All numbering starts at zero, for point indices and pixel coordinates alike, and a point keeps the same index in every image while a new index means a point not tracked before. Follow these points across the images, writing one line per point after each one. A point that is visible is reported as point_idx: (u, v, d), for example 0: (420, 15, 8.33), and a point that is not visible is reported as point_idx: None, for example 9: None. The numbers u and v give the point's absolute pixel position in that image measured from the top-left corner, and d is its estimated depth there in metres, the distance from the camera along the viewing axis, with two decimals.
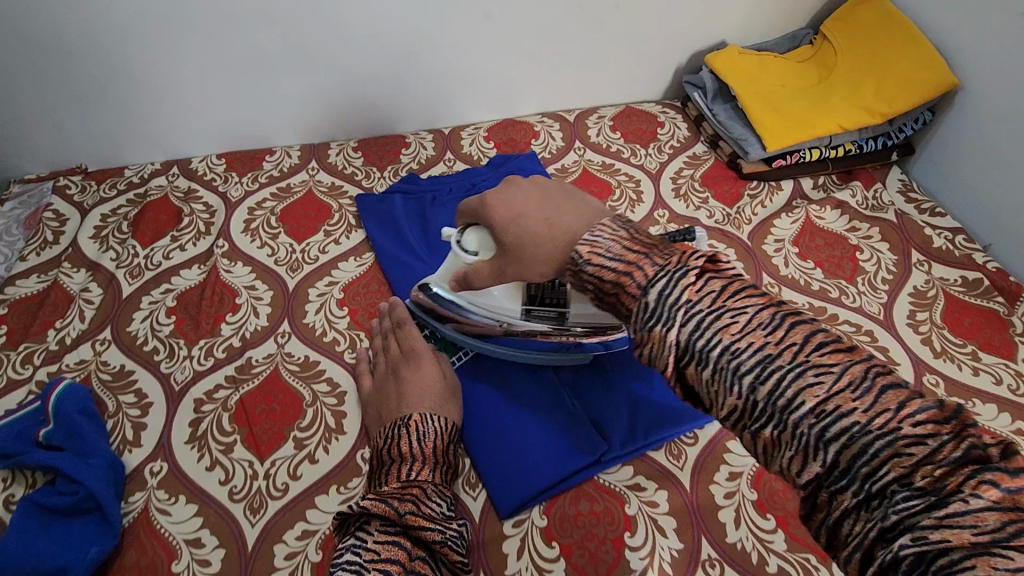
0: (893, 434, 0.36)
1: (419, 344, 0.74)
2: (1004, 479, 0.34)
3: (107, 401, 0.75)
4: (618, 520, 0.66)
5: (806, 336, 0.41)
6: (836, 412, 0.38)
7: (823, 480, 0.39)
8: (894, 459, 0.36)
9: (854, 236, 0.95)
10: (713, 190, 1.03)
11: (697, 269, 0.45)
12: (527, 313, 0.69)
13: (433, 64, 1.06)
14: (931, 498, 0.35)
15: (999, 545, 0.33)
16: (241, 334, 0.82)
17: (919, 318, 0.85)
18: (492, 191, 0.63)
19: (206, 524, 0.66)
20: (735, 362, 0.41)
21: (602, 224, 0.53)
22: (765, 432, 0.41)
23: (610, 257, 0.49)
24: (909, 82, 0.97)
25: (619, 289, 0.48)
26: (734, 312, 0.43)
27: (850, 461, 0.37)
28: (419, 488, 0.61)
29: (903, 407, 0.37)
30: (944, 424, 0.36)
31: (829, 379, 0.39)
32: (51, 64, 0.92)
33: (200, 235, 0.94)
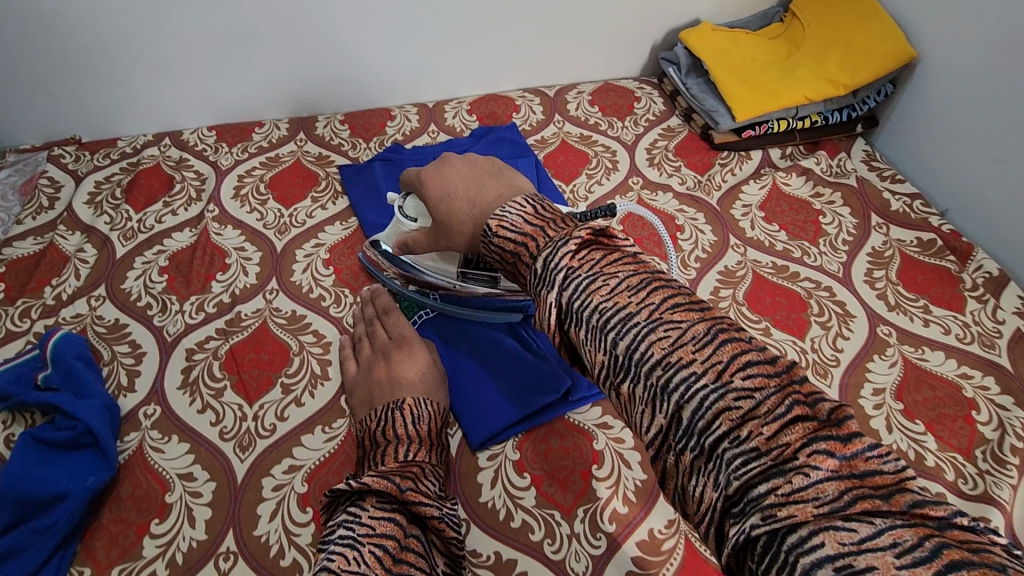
0: (724, 388, 0.38)
1: (407, 332, 0.77)
2: (838, 447, 0.34)
3: (103, 350, 0.79)
4: (585, 455, 0.71)
5: (663, 297, 0.43)
6: (679, 365, 0.39)
7: (668, 436, 0.40)
8: (726, 412, 0.37)
9: (817, 201, 1.00)
10: (685, 159, 1.07)
11: (579, 239, 0.48)
12: (463, 276, 0.76)
13: (418, 39, 1.10)
14: (768, 462, 0.35)
15: (840, 515, 0.32)
16: (231, 291, 0.86)
17: (876, 276, 0.90)
18: (428, 170, 0.69)
19: (197, 460, 0.69)
20: (602, 320, 0.43)
21: (515, 201, 0.57)
22: (625, 388, 0.42)
23: (513, 230, 0.54)
24: (870, 55, 1.03)
25: (517, 256, 0.53)
26: (606, 276, 0.45)
27: (688, 418, 0.38)
28: (417, 467, 0.61)
29: (736, 360, 0.38)
30: (772, 378, 0.37)
31: (676, 333, 0.41)
32: (44, 35, 0.95)
33: (192, 201, 0.98)
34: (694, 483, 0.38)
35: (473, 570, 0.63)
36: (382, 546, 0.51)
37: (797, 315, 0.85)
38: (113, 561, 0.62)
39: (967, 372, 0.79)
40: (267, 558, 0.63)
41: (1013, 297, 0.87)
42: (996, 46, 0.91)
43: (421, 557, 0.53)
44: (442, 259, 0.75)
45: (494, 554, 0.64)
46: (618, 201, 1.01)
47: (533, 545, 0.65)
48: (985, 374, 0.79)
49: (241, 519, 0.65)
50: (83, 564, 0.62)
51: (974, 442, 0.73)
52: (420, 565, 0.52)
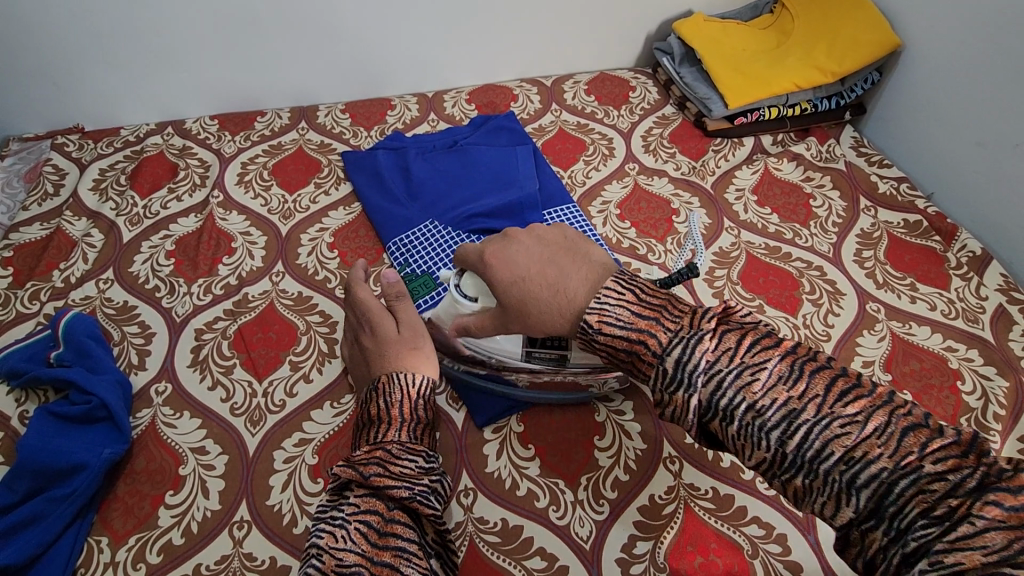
0: (916, 473, 0.41)
1: (371, 306, 0.73)
2: (1008, 498, 0.38)
3: (112, 331, 0.80)
4: (588, 427, 0.73)
5: (827, 386, 0.46)
6: (863, 459, 0.43)
7: (857, 520, 0.44)
8: (917, 496, 0.41)
9: (808, 185, 1.03)
10: (680, 146, 1.10)
11: (709, 331, 0.50)
12: (529, 355, 0.67)
13: (417, 29, 1.12)
14: (946, 524, 0.40)
15: (1008, 563, 0.37)
16: (238, 273, 0.87)
17: (865, 256, 0.93)
18: (490, 247, 0.63)
19: (209, 434, 0.71)
20: (761, 419, 0.46)
21: (607, 287, 0.55)
22: (795, 479, 0.46)
23: (620, 326, 0.53)
24: (857, 43, 1.06)
25: (634, 355, 0.53)
26: (754, 369, 0.48)
27: (878, 502, 0.42)
28: (387, 449, 0.61)
29: (923, 446, 0.42)
30: (962, 459, 0.41)
31: (854, 428, 0.44)
32: (48, 23, 0.96)
33: (196, 187, 0.99)
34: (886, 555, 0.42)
35: (480, 536, 0.65)
36: (366, 523, 0.56)
37: (790, 293, 0.88)
38: (129, 530, 0.64)
39: (952, 345, 0.82)
40: (280, 526, 0.65)
41: (995, 275, 0.90)
42: (978, 34, 0.94)
43: (408, 528, 0.57)
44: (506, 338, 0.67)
45: (500, 521, 0.66)
46: (616, 186, 1.03)
47: (539, 512, 0.67)
48: (969, 346, 0.82)
49: (254, 490, 0.67)
50: (101, 533, 0.64)
51: (959, 410, 0.76)
52: (408, 535, 0.57)
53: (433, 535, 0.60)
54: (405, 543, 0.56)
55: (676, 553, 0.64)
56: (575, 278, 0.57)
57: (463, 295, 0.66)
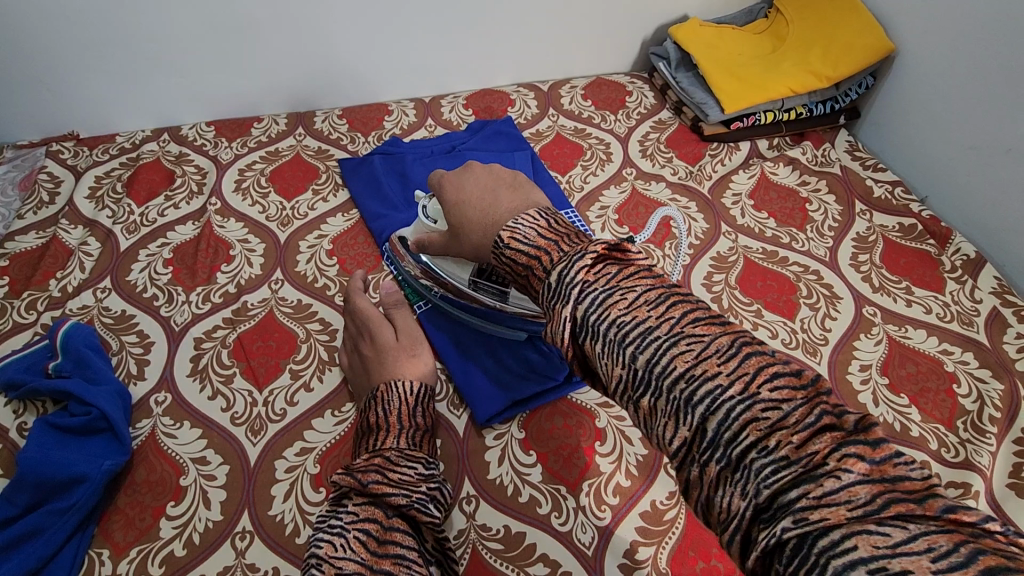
0: (752, 399, 0.39)
1: (370, 313, 0.77)
2: (868, 452, 0.36)
3: (111, 340, 0.80)
4: (589, 433, 0.73)
5: (684, 312, 0.44)
6: (703, 376, 0.41)
7: (692, 447, 0.41)
8: (752, 423, 0.39)
9: (804, 189, 1.04)
10: (677, 150, 1.11)
11: (594, 253, 0.49)
12: (474, 284, 0.76)
13: (415, 33, 1.12)
14: (797, 468, 0.37)
15: (873, 519, 0.34)
16: (237, 281, 0.87)
17: (861, 259, 0.94)
18: (451, 175, 0.71)
19: (210, 444, 0.71)
20: (620, 333, 0.44)
21: (527, 214, 0.57)
22: (645, 402, 0.44)
23: (526, 243, 0.54)
24: (850, 48, 1.07)
25: (529, 271, 0.53)
26: (624, 290, 0.46)
27: (715, 428, 0.40)
28: (385, 456, 0.62)
29: (762, 372, 0.40)
30: (798, 391, 0.39)
31: (699, 346, 0.42)
32: (41, 29, 0.95)
33: (194, 194, 0.99)
34: (721, 493, 0.39)
35: (483, 544, 0.65)
36: (364, 531, 0.55)
37: (787, 297, 0.89)
38: (131, 542, 0.64)
39: (948, 348, 0.83)
40: (283, 536, 0.65)
41: (989, 278, 0.91)
42: (970, 38, 0.95)
43: (407, 535, 0.57)
44: (456, 264, 0.76)
45: (503, 528, 0.66)
46: (613, 191, 1.04)
47: (541, 518, 0.67)
48: (964, 349, 0.83)
49: (256, 500, 0.67)
50: (102, 545, 0.63)
51: (955, 413, 0.77)
52: (407, 542, 0.56)
53: (432, 542, 0.60)
54: (405, 551, 0.55)
55: (678, 558, 0.65)
56: (504, 206, 0.62)
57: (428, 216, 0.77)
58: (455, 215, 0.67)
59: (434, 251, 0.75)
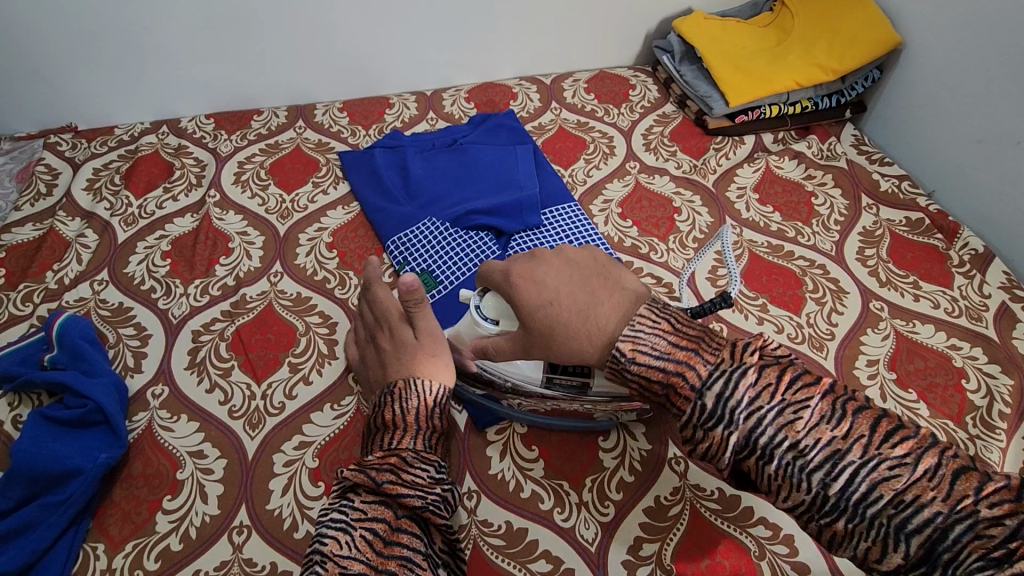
0: (972, 517, 0.40)
1: (388, 308, 0.71)
2: None
3: (108, 333, 0.79)
4: (591, 427, 0.72)
5: (871, 426, 0.44)
6: (916, 502, 0.41)
7: (903, 567, 0.42)
8: (974, 541, 0.40)
9: (809, 183, 1.03)
10: (681, 144, 1.09)
11: (753, 366, 0.48)
12: (549, 381, 0.64)
13: (416, 24, 1.11)
14: (1004, 566, 0.39)
15: None
16: (235, 274, 0.86)
17: (867, 254, 0.93)
18: (517, 267, 0.63)
19: (207, 438, 0.70)
20: (804, 459, 0.44)
21: (639, 316, 0.54)
22: (836, 523, 0.44)
23: (656, 355, 0.51)
24: (856, 40, 1.06)
25: (669, 388, 0.50)
26: (796, 408, 0.45)
27: (930, 548, 0.41)
28: (399, 455, 0.58)
29: (974, 489, 0.41)
30: (1016, 502, 0.40)
31: (906, 471, 0.42)
32: (38, 18, 0.94)
33: (192, 186, 0.98)
34: None
35: (484, 539, 0.64)
36: (372, 531, 0.54)
37: (793, 292, 0.88)
38: (125, 537, 0.63)
39: (957, 343, 0.82)
40: (281, 531, 0.64)
41: (998, 272, 0.90)
42: (979, 31, 0.94)
43: (415, 537, 0.55)
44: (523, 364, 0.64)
45: (505, 524, 0.65)
46: (617, 184, 1.03)
47: (544, 514, 0.66)
48: (973, 344, 0.82)
49: (254, 495, 0.66)
50: (97, 540, 0.62)
51: (965, 409, 0.76)
52: (414, 544, 0.55)
53: (441, 544, 0.59)
54: (411, 553, 0.54)
55: (683, 556, 0.63)
56: (607, 304, 0.57)
57: (485, 317, 0.65)
58: (538, 315, 0.59)
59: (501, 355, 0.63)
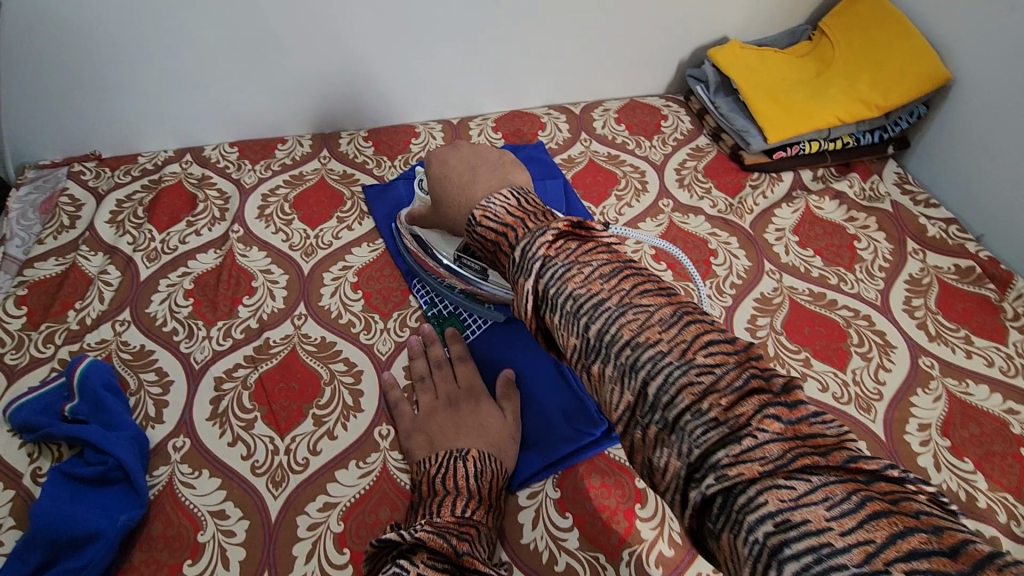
0: (689, 364, 0.45)
1: (476, 381, 0.75)
2: (784, 414, 0.42)
3: (129, 378, 0.77)
4: (629, 494, 0.69)
5: (632, 285, 0.51)
6: (646, 344, 0.47)
7: (635, 411, 0.46)
8: (688, 387, 0.44)
9: (851, 225, 0.98)
10: (715, 180, 1.06)
11: (556, 231, 0.55)
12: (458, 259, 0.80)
13: (442, 52, 1.08)
14: (725, 429, 0.42)
15: (781, 472, 0.40)
16: (258, 315, 0.84)
17: (914, 304, 0.88)
18: (440, 153, 0.76)
19: (229, 496, 0.67)
20: (575, 306, 0.50)
21: (500, 193, 0.63)
22: (594, 370, 0.49)
23: (496, 221, 0.60)
24: (901, 75, 1.01)
25: (497, 246, 0.60)
26: (581, 266, 0.52)
27: (656, 394, 0.45)
28: (472, 529, 0.58)
29: (699, 342, 0.46)
30: (730, 357, 0.46)
31: (643, 318, 0.48)
32: (63, 46, 0.92)
33: (216, 220, 0.96)
34: (660, 453, 0.45)
35: None
36: None
37: (837, 346, 0.83)
38: None
39: (1014, 407, 0.78)
40: None
41: None
42: None
43: None
44: (443, 238, 0.81)
45: None
46: (650, 224, 0.99)
47: None
48: None
49: (277, 561, 0.63)
50: None
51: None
52: None
53: None
54: None
55: None
56: (480, 186, 0.67)
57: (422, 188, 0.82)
58: (438, 189, 0.74)
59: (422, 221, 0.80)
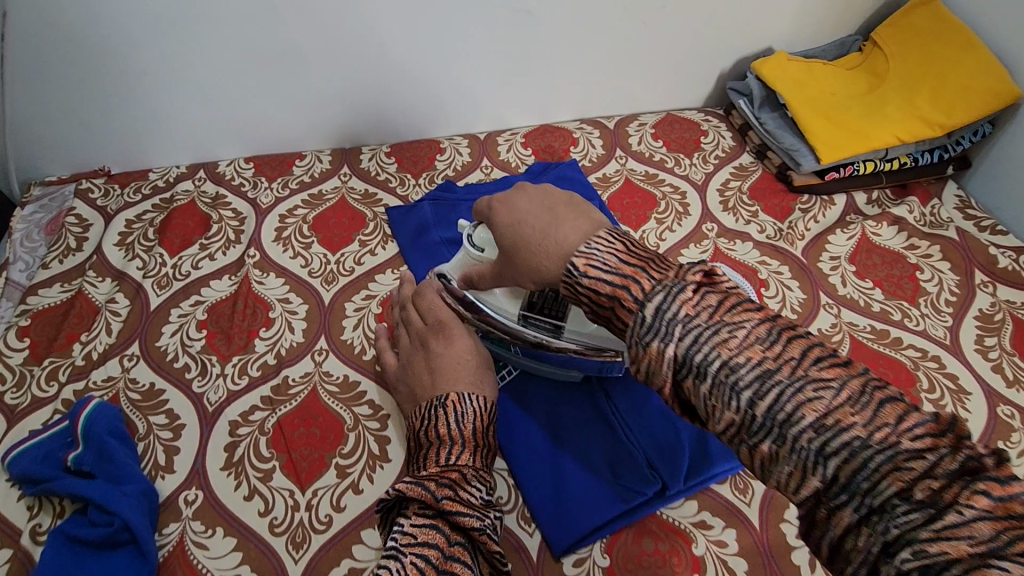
0: (890, 448, 0.39)
1: (441, 311, 0.70)
2: (996, 488, 0.36)
3: (137, 422, 0.71)
4: (685, 563, 0.63)
5: (801, 350, 0.44)
6: (836, 426, 0.40)
7: (822, 494, 0.40)
8: (894, 473, 0.38)
9: (912, 254, 0.91)
10: (762, 203, 0.99)
11: (693, 284, 0.48)
12: (525, 319, 0.69)
13: (471, 65, 1.02)
14: (930, 510, 0.37)
15: (995, 555, 0.34)
16: (276, 350, 0.78)
17: (988, 344, 0.82)
18: (500, 194, 0.65)
19: (246, 559, 0.62)
20: (734, 377, 0.44)
21: (599, 237, 0.54)
22: (762, 446, 0.43)
23: (606, 271, 0.51)
24: (967, 91, 0.94)
25: (615, 302, 0.50)
26: (731, 327, 0.45)
27: (849, 476, 0.39)
28: (458, 471, 0.58)
29: (896, 418, 0.40)
30: (939, 436, 0.39)
31: (828, 394, 0.41)
32: (73, 58, 0.87)
33: (230, 243, 0.90)
34: (849, 536, 0.40)
35: None
36: (423, 558, 0.52)
37: (905, 391, 0.77)
38: None
39: None
40: None
41: None
42: None
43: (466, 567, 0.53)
44: (505, 296, 0.69)
45: None
46: (694, 250, 0.92)
47: None
48: None
49: None
50: None
51: None
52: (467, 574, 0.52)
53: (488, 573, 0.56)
54: None
55: None
56: (566, 227, 0.56)
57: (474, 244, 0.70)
58: (509, 236, 0.61)
59: (483, 283, 0.67)
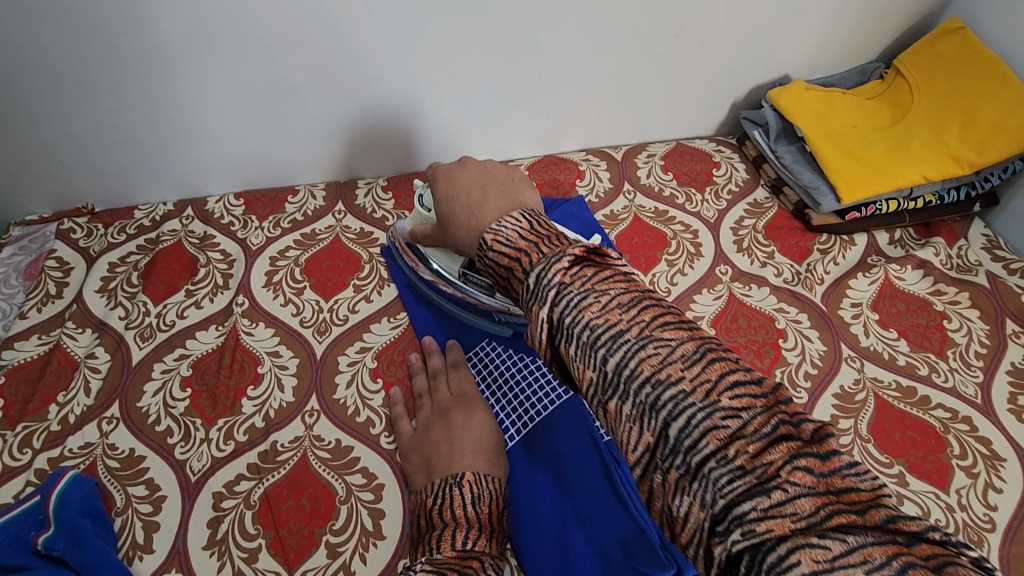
0: (712, 407, 0.37)
1: (471, 390, 0.73)
2: (817, 465, 0.35)
3: (115, 495, 0.67)
4: None
5: (653, 316, 0.42)
6: (669, 381, 0.39)
7: (655, 453, 0.39)
8: (712, 432, 0.37)
9: (939, 300, 0.86)
10: (778, 243, 0.94)
11: (572, 256, 0.45)
12: (463, 275, 0.76)
13: (473, 98, 0.97)
14: (752, 480, 0.35)
15: (814, 532, 0.33)
16: (265, 412, 0.73)
17: (1022, 403, 0.77)
18: (442, 166, 0.67)
19: None
20: (592, 335, 0.42)
21: (511, 215, 0.52)
22: (611, 404, 0.41)
23: (507, 244, 0.49)
24: (998, 128, 0.89)
25: (511, 273, 0.48)
26: (598, 293, 0.43)
27: (675, 436, 0.38)
28: (478, 559, 0.55)
29: (725, 380, 0.38)
30: (758, 399, 0.38)
31: (666, 351, 0.40)
32: (53, 96, 0.82)
33: (218, 289, 0.85)
34: (679, 502, 0.38)
35: None
36: None
37: (935, 458, 0.72)
38: None
39: None
40: None
41: None
42: None
43: None
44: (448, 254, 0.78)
45: None
46: (707, 295, 0.87)
47: None
48: None
49: None
50: None
51: None
52: None
53: None
54: None
55: None
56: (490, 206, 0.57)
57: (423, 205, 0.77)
58: (443, 209, 0.63)
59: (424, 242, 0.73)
